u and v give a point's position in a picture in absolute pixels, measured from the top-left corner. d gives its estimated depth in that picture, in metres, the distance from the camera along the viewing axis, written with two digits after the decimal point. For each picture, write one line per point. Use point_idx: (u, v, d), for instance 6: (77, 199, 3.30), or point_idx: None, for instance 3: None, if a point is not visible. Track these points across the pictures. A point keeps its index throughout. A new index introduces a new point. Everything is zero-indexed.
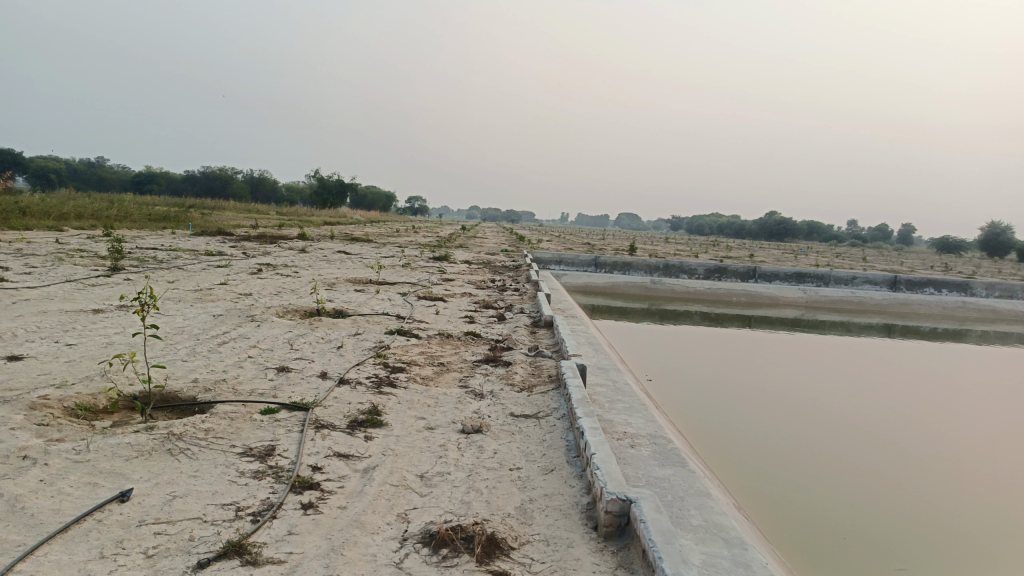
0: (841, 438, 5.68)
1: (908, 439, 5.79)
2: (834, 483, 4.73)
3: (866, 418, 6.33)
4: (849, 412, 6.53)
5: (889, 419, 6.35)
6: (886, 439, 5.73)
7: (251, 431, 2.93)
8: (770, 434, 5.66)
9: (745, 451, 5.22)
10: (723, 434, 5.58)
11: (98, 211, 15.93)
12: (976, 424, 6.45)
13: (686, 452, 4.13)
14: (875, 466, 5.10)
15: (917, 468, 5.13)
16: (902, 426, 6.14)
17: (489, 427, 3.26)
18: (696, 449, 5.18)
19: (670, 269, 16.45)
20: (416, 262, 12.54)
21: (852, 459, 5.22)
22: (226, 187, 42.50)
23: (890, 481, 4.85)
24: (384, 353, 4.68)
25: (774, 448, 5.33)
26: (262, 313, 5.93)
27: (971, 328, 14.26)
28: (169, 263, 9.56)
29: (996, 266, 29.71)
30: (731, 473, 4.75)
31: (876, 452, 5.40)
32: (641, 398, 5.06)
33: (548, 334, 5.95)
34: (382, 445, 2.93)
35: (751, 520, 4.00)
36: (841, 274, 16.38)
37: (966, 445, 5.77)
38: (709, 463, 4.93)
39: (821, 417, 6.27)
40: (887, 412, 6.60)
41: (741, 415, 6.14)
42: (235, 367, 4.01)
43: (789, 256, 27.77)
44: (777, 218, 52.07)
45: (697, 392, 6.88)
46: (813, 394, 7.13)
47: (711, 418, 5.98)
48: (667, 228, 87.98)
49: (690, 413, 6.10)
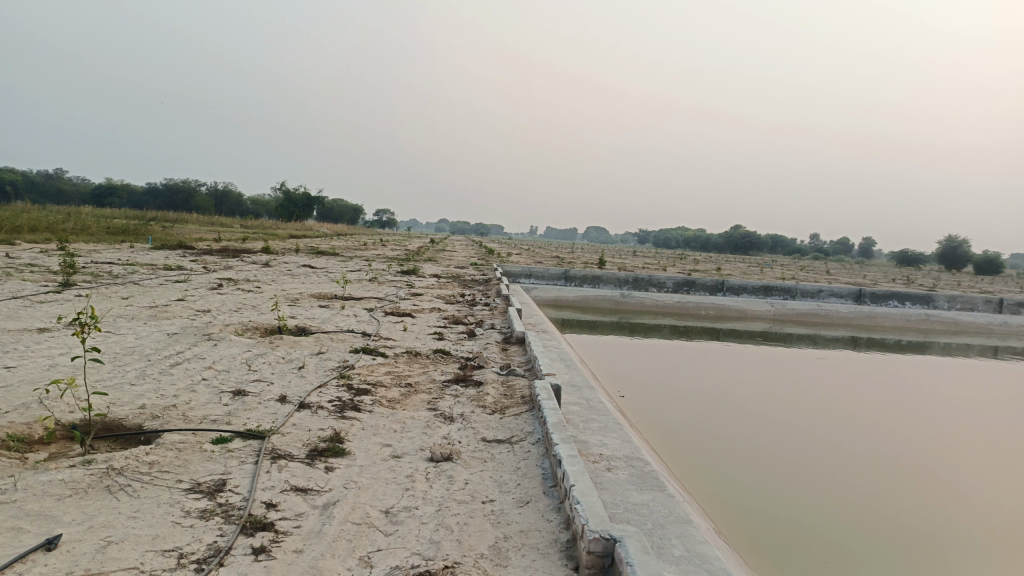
0: (818, 451, 5.65)
1: (883, 452, 5.77)
2: (811, 496, 4.67)
3: (842, 431, 6.32)
4: (825, 424, 6.51)
5: (865, 432, 6.34)
6: (863, 452, 5.71)
7: (200, 465, 2.69)
8: (748, 447, 5.62)
9: (721, 465, 5.14)
10: (699, 448, 5.50)
11: (54, 225, 15.39)
12: (949, 436, 6.48)
13: (664, 473, 4.00)
14: (855, 479, 5.07)
15: (895, 480, 5.11)
16: (879, 439, 6.13)
17: (459, 455, 3.06)
18: (671, 465, 5.08)
19: (639, 283, 16.45)
20: (384, 276, 12.30)
21: (832, 471, 5.18)
22: (190, 199, 41.65)
23: (870, 493, 4.82)
24: (348, 374, 4.45)
25: (754, 461, 5.28)
26: (221, 331, 5.65)
27: (935, 341, 14.44)
28: (125, 278, 9.21)
29: (954, 279, 30.39)
30: (711, 487, 4.69)
31: (855, 465, 5.37)
32: (616, 416, 4.94)
33: (520, 351, 5.78)
34: (343, 478, 2.72)
35: (730, 537, 3.91)
36: (808, 287, 16.52)
37: (941, 457, 5.77)
38: (684, 478, 4.84)
39: (798, 430, 6.23)
40: (863, 425, 6.59)
41: (718, 429, 6.09)
42: (187, 392, 3.75)
43: (756, 269, 28.14)
44: (742, 231, 52.79)
45: (673, 406, 6.81)
46: (787, 406, 7.11)
47: (689, 432, 5.93)
48: (634, 241, 88.71)
49: (664, 427, 6.02)
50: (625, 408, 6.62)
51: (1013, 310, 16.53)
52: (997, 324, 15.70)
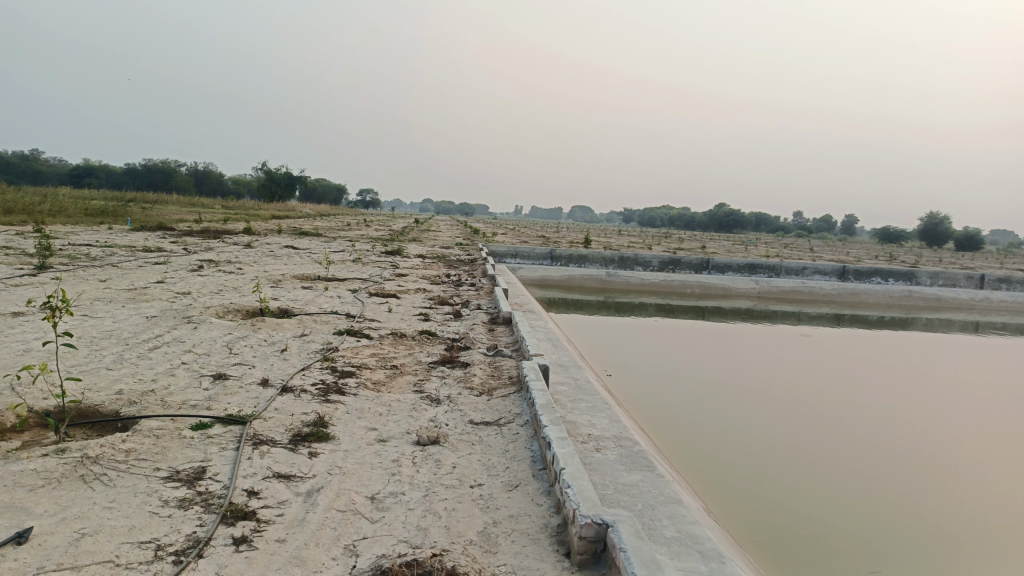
0: (811, 432, 5.61)
1: (872, 432, 5.76)
2: (802, 478, 4.63)
3: (836, 413, 6.27)
4: (817, 405, 6.46)
5: (857, 413, 6.30)
6: (853, 433, 5.69)
7: (179, 452, 2.61)
8: (737, 428, 5.58)
9: (712, 447, 5.09)
10: (689, 429, 5.46)
11: (30, 206, 15.09)
12: (940, 416, 6.46)
13: (654, 455, 3.95)
14: (849, 461, 5.03)
15: (885, 461, 5.09)
16: (872, 420, 6.09)
17: (446, 438, 3.00)
18: (661, 447, 5.03)
19: (625, 261, 16.41)
20: (368, 256, 12.17)
21: (826, 453, 5.14)
22: (169, 180, 41.05)
23: (865, 475, 4.78)
24: (332, 356, 4.36)
25: (749, 444, 5.22)
26: (201, 314, 5.54)
27: (917, 317, 14.54)
28: (103, 261, 9.04)
29: (935, 255, 30.67)
30: (706, 470, 4.63)
31: (849, 447, 5.33)
32: (604, 397, 4.89)
33: (507, 332, 5.72)
34: (328, 463, 2.65)
35: (721, 521, 3.87)
36: (792, 264, 16.57)
37: (930, 437, 5.76)
38: (675, 460, 4.79)
39: (791, 411, 6.19)
40: (852, 405, 6.57)
41: (710, 410, 6.04)
42: (166, 376, 3.66)
43: (740, 247, 28.23)
44: (726, 209, 52.90)
45: (663, 386, 6.76)
46: (775, 385, 7.09)
47: (681, 413, 5.87)
48: (619, 219, 88.85)
49: (654, 408, 5.97)
50: (614, 389, 6.56)
51: (994, 285, 16.67)
52: (979, 300, 15.83)
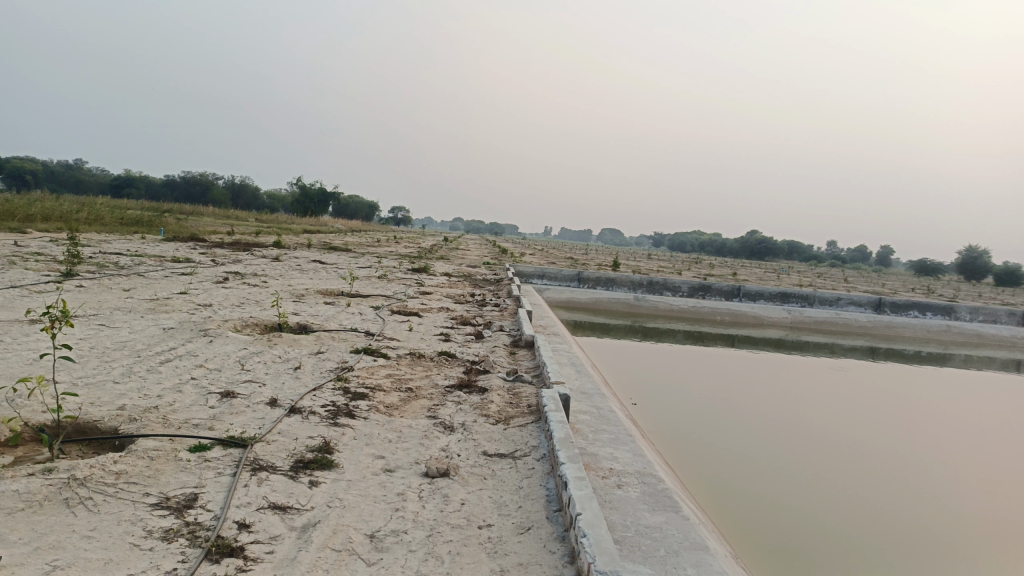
0: (843, 468, 5.35)
1: (902, 467, 5.52)
2: (825, 513, 4.44)
3: (867, 448, 5.99)
4: (848, 439, 6.20)
5: (890, 448, 6.02)
6: (880, 468, 5.46)
7: (172, 476, 2.46)
8: (759, 459, 5.38)
9: (732, 478, 4.90)
10: (710, 459, 5.27)
11: (67, 214, 15.32)
12: (978, 457, 6.11)
13: (678, 492, 3.74)
14: (883, 500, 4.77)
15: (912, 498, 4.87)
16: (903, 456, 5.83)
17: (457, 470, 2.82)
18: (679, 475, 4.86)
19: (654, 286, 16.15)
20: (394, 273, 12.08)
21: (859, 491, 4.89)
22: (206, 193, 41.74)
23: (893, 513, 4.56)
24: (346, 376, 4.21)
25: (779, 478, 4.98)
26: (218, 327, 5.43)
27: (956, 353, 14.02)
28: (130, 270, 9.04)
29: (975, 290, 29.80)
30: (732, 505, 4.41)
31: (875, 482, 5.11)
32: (628, 427, 4.68)
33: (528, 356, 5.53)
34: (328, 494, 2.48)
35: (740, 555, 3.71)
36: (826, 294, 16.15)
37: (962, 476, 5.50)
38: (693, 489, 4.61)
39: (821, 445, 5.93)
40: (879, 439, 6.32)
41: (739, 441, 5.79)
42: (173, 392, 3.53)
43: (772, 275, 27.76)
44: (758, 236, 52.25)
45: (689, 414, 6.54)
46: (802, 417, 6.85)
47: (708, 443, 5.65)
48: (649, 243, 88.37)
49: (675, 436, 5.78)
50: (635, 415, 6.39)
51: None
52: (1022, 337, 15.22)
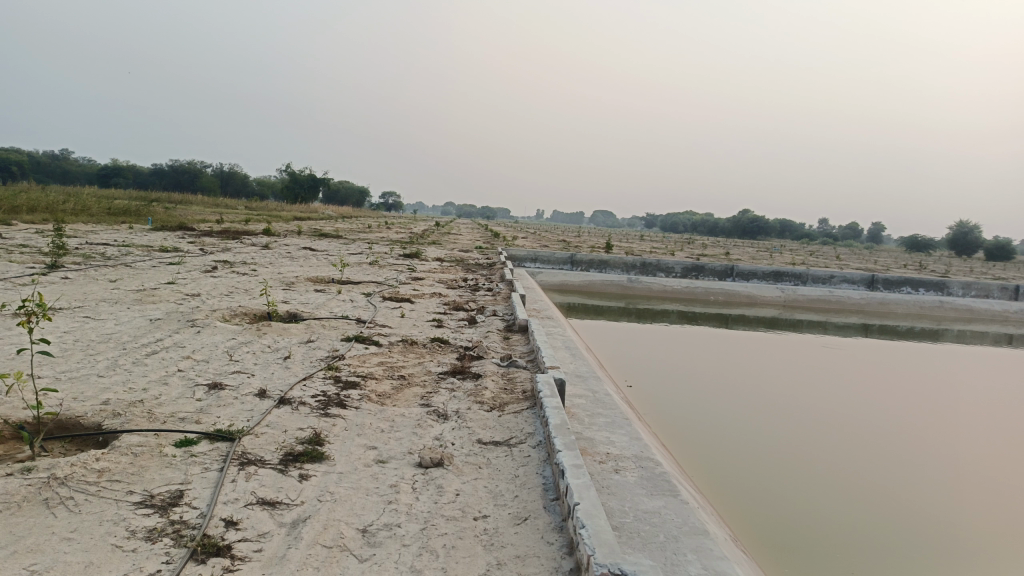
0: (834, 444, 5.39)
1: (893, 442, 5.55)
2: (818, 489, 4.46)
3: (859, 424, 6.00)
4: (842, 417, 6.18)
5: (882, 424, 6.05)
6: (872, 443, 5.49)
7: (157, 473, 2.38)
8: (754, 437, 5.39)
9: (726, 456, 4.92)
10: (704, 438, 5.27)
11: (53, 205, 15.11)
12: (968, 430, 6.15)
13: (676, 474, 3.73)
14: (874, 474, 4.82)
15: (903, 471, 4.91)
16: (894, 431, 5.87)
17: (451, 460, 2.75)
18: (675, 455, 4.86)
19: (647, 267, 16.09)
20: (385, 259, 11.98)
21: (856, 469, 4.87)
22: (195, 181, 41.37)
23: (885, 487, 4.60)
24: (337, 365, 4.13)
25: (775, 458, 4.95)
26: (206, 317, 5.34)
27: (948, 328, 14.05)
28: (116, 260, 8.91)
29: (966, 265, 29.89)
30: (729, 487, 4.37)
31: (866, 457, 5.14)
32: (624, 411, 4.61)
33: (522, 340, 5.47)
34: (319, 488, 2.41)
35: (734, 532, 3.72)
36: (819, 272, 16.13)
37: (953, 449, 5.53)
38: (688, 468, 4.62)
39: (814, 423, 5.91)
40: (871, 415, 6.35)
41: (733, 420, 5.80)
42: (159, 385, 3.45)
43: (764, 254, 27.79)
44: (750, 216, 52.29)
45: (684, 396, 6.49)
46: (795, 394, 6.87)
47: (704, 425, 5.60)
48: (641, 224, 88.33)
49: (669, 417, 5.78)
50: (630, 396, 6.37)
51: None
52: (1013, 311, 15.27)
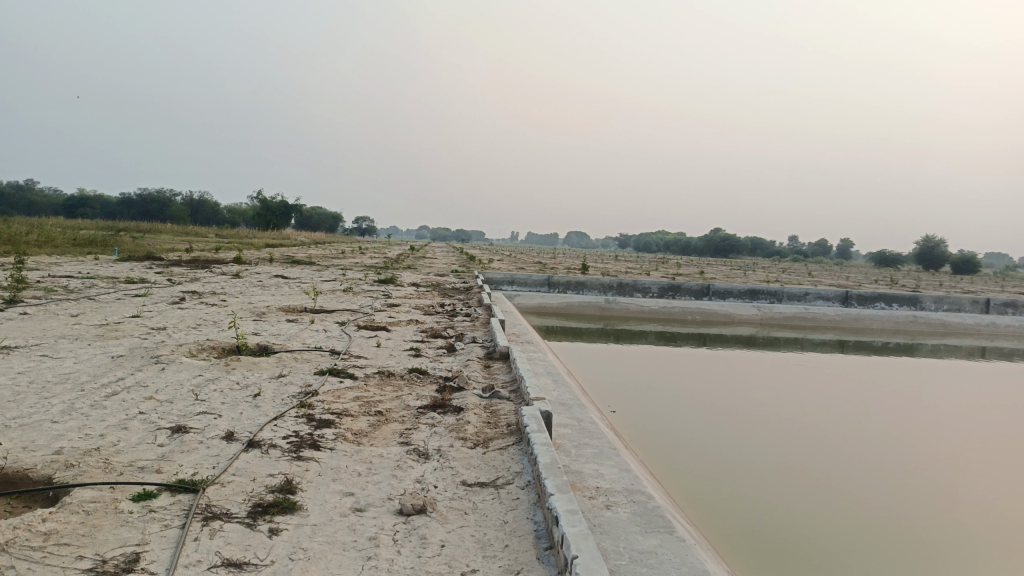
0: (815, 457, 5.39)
1: (873, 455, 5.57)
2: (800, 500, 4.45)
3: (839, 438, 6.02)
4: (821, 431, 6.18)
5: (861, 438, 6.06)
6: (852, 456, 5.50)
7: (111, 533, 2.16)
8: (735, 452, 5.37)
9: (708, 470, 4.88)
10: (686, 453, 5.25)
11: (16, 237, 14.68)
12: (947, 442, 6.17)
13: (662, 498, 3.65)
14: (854, 485, 4.82)
15: (884, 482, 4.92)
16: (873, 444, 5.89)
17: (435, 506, 2.56)
18: (656, 471, 4.82)
19: (624, 288, 16.02)
20: (359, 285, 11.74)
21: (848, 487, 4.76)
22: (164, 210, 40.76)
23: (865, 497, 4.60)
24: (310, 402, 3.91)
25: (766, 476, 4.85)
26: (171, 353, 5.09)
27: (923, 343, 14.10)
28: (79, 293, 8.59)
29: (935, 279, 30.28)
30: (720, 506, 4.25)
31: (846, 469, 5.14)
32: (609, 437, 4.50)
33: (504, 369, 5.29)
34: (291, 544, 2.20)
35: (720, 548, 3.68)
36: (794, 290, 16.19)
37: (933, 461, 5.54)
38: (670, 484, 4.58)
39: (803, 440, 5.82)
40: (851, 429, 6.35)
41: (713, 435, 5.79)
42: (119, 430, 3.21)
43: (738, 272, 27.97)
44: (722, 234, 52.83)
45: (670, 416, 6.38)
46: (775, 410, 6.86)
47: (687, 442, 5.55)
48: (615, 245, 88.84)
49: (650, 434, 5.73)
50: (612, 415, 6.32)
51: (1000, 310, 16.23)
52: (985, 325, 15.41)
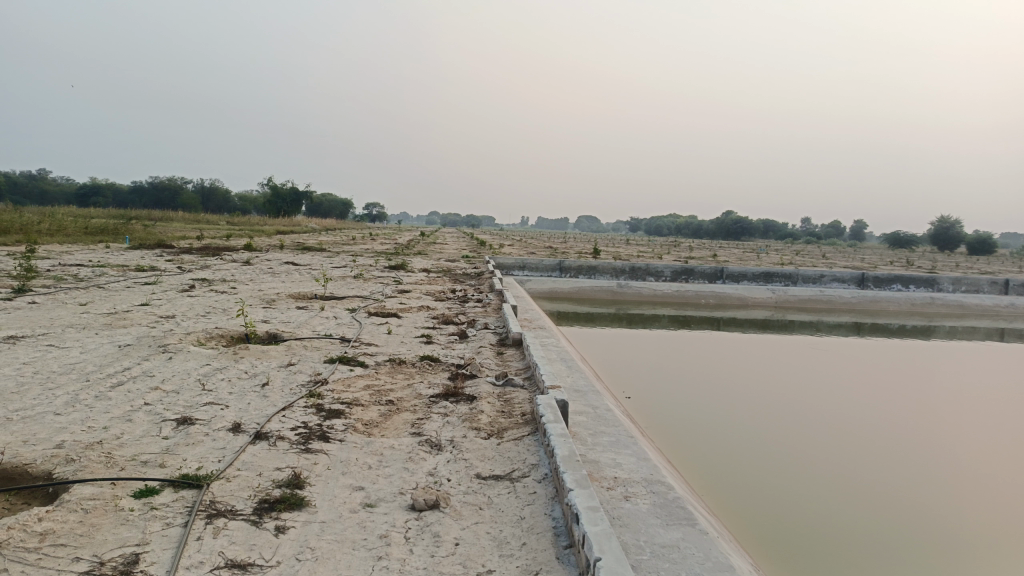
0: (824, 437, 5.33)
1: (879, 434, 5.50)
2: (803, 478, 4.42)
3: (846, 418, 5.95)
4: (828, 412, 6.13)
5: (870, 418, 5.99)
6: (860, 435, 5.44)
7: (110, 533, 2.06)
8: (740, 432, 5.35)
9: (713, 450, 4.87)
10: (692, 434, 5.23)
11: (29, 226, 14.69)
12: (958, 423, 6.08)
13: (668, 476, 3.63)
14: (859, 463, 4.77)
15: (887, 460, 4.87)
16: (879, 424, 5.83)
17: (449, 501, 2.45)
18: (661, 450, 4.81)
19: (637, 272, 15.83)
20: (370, 271, 11.65)
21: (858, 469, 4.66)
22: (176, 198, 40.89)
23: (869, 475, 4.55)
24: (320, 392, 3.81)
25: (771, 456, 4.81)
26: (179, 341, 5.00)
27: (941, 325, 13.85)
28: (88, 281, 8.55)
29: (952, 260, 29.84)
30: (727, 487, 4.20)
31: (851, 448, 5.10)
32: (620, 420, 4.44)
33: (517, 356, 5.18)
34: (299, 543, 2.10)
35: (723, 524, 3.65)
36: (809, 272, 15.93)
37: (942, 441, 5.46)
38: (675, 462, 4.57)
39: (815, 422, 5.74)
40: (862, 410, 6.27)
41: (721, 417, 5.75)
42: (123, 422, 3.13)
43: (751, 255, 27.80)
44: (734, 217, 52.41)
45: (679, 399, 6.33)
46: (784, 392, 6.81)
47: (694, 423, 5.53)
48: (626, 229, 88.35)
49: (658, 416, 5.71)
50: (621, 397, 6.30)
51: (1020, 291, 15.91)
52: (1004, 306, 15.11)
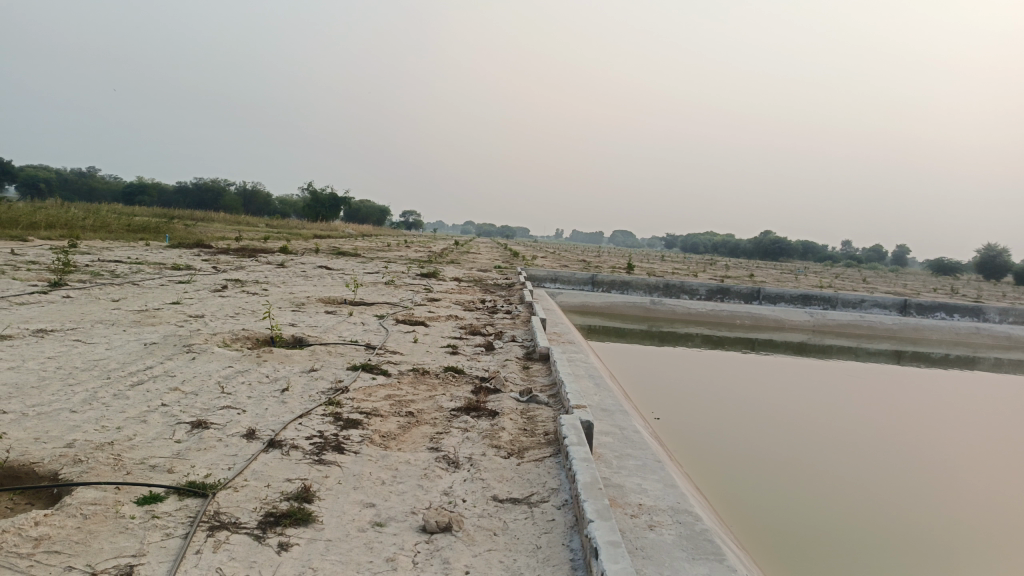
0: (845, 458, 5.26)
1: (902, 458, 5.41)
2: (818, 497, 4.37)
3: (870, 441, 5.85)
4: (852, 434, 6.03)
5: (895, 442, 5.88)
6: (881, 458, 5.36)
7: (106, 542, 1.98)
8: (760, 449, 5.32)
9: (728, 465, 4.86)
10: (710, 449, 5.23)
11: (73, 221, 14.98)
12: (987, 452, 5.92)
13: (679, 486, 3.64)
14: (876, 485, 4.71)
15: (906, 483, 4.80)
16: (904, 448, 5.72)
17: (462, 524, 2.33)
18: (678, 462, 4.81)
19: (671, 289, 15.55)
20: (401, 278, 11.59)
21: (875, 490, 4.60)
22: (217, 200, 41.57)
23: (884, 497, 4.49)
24: (339, 400, 3.72)
25: (788, 474, 4.77)
26: (204, 342, 4.97)
27: (986, 356, 13.33)
28: (125, 278, 8.64)
29: (1000, 290, 28.82)
30: (741, 502, 4.20)
31: (870, 470, 5.02)
32: (640, 434, 4.41)
33: (544, 371, 5.04)
34: (300, 563, 1.99)
35: (732, 536, 3.64)
36: (850, 296, 15.48)
37: (967, 468, 5.34)
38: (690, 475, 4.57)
39: (836, 443, 5.69)
40: (885, 433, 6.18)
41: (741, 434, 5.72)
42: (137, 423, 3.07)
43: (789, 276, 27.20)
44: (772, 237, 51.52)
45: (703, 415, 6.31)
46: (810, 413, 6.73)
47: (713, 439, 5.51)
48: (661, 245, 87.54)
49: (679, 431, 5.70)
50: (642, 411, 6.30)
51: None
52: None
